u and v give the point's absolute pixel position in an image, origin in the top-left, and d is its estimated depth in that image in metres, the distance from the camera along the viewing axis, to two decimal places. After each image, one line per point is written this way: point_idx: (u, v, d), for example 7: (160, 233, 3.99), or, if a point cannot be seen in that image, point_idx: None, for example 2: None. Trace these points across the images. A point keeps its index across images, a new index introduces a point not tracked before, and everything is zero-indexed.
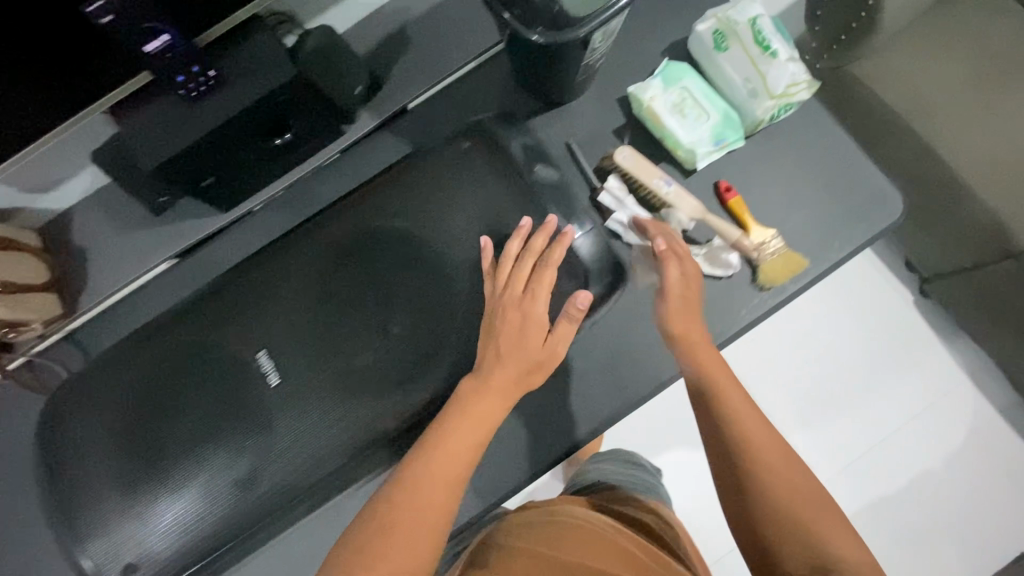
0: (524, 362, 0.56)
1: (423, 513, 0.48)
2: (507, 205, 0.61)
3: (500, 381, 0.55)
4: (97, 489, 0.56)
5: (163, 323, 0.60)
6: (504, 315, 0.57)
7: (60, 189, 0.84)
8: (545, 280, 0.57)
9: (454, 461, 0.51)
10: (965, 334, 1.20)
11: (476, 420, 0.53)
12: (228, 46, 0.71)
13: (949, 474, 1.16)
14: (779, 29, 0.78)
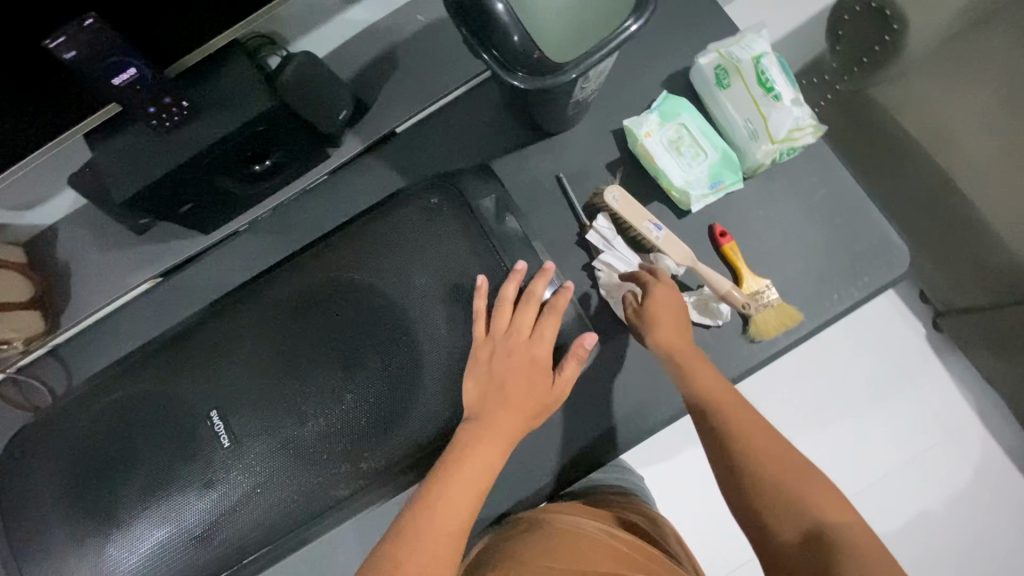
0: (532, 402, 0.53)
1: (434, 553, 0.45)
2: (479, 263, 0.58)
3: (505, 423, 0.52)
4: (45, 541, 0.53)
5: (119, 370, 0.58)
6: (512, 357, 0.53)
7: (46, 206, 0.84)
8: (550, 326, 0.55)
9: (463, 500, 0.48)
10: (975, 374, 1.15)
11: (483, 462, 0.50)
12: (206, 75, 0.69)
13: (952, 520, 1.11)
14: (783, 68, 0.73)
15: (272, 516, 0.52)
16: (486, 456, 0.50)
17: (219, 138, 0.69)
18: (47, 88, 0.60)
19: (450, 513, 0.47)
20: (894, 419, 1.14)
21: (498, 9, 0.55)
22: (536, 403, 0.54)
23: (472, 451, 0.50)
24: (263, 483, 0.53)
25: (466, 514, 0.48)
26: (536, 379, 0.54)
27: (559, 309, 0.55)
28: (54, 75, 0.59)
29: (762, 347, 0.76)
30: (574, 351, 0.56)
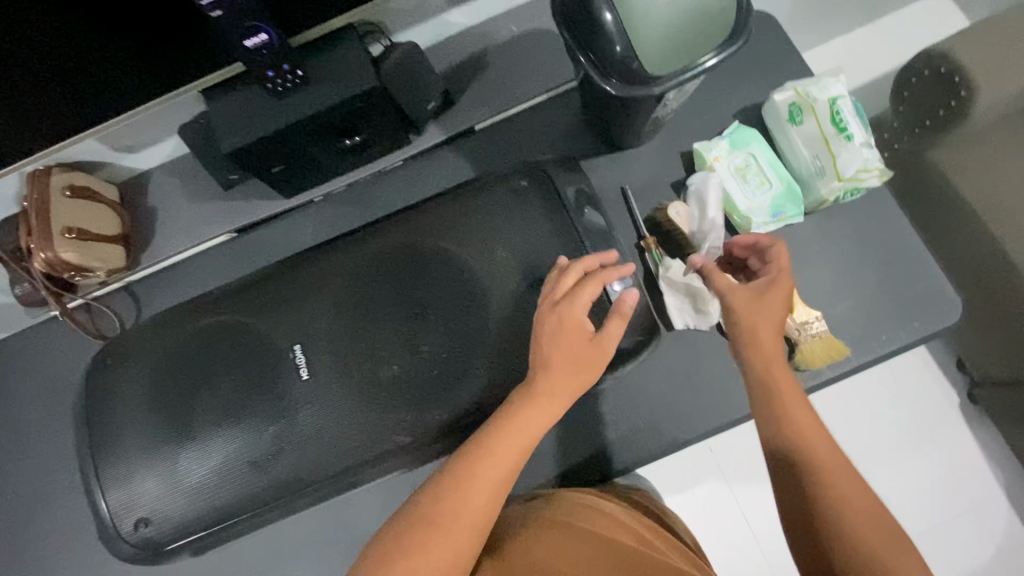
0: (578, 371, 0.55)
1: (466, 518, 0.49)
2: (555, 246, 0.61)
3: (553, 391, 0.54)
4: (123, 443, 0.57)
5: (207, 299, 0.62)
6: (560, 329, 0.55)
7: (146, 152, 0.91)
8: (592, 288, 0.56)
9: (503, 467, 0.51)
10: (1008, 449, 1.14)
11: (525, 432, 0.53)
12: (319, 50, 0.75)
13: None
14: (858, 112, 0.77)
15: (332, 449, 0.56)
16: (528, 427, 0.53)
17: (322, 108, 0.75)
18: (181, 40, 0.67)
19: (487, 480, 0.51)
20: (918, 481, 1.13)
21: (606, 18, 0.60)
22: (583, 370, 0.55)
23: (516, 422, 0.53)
24: (330, 417, 0.56)
25: (504, 481, 0.51)
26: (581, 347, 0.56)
27: (602, 270, 0.55)
28: (188, 29, 0.66)
29: (803, 377, 0.78)
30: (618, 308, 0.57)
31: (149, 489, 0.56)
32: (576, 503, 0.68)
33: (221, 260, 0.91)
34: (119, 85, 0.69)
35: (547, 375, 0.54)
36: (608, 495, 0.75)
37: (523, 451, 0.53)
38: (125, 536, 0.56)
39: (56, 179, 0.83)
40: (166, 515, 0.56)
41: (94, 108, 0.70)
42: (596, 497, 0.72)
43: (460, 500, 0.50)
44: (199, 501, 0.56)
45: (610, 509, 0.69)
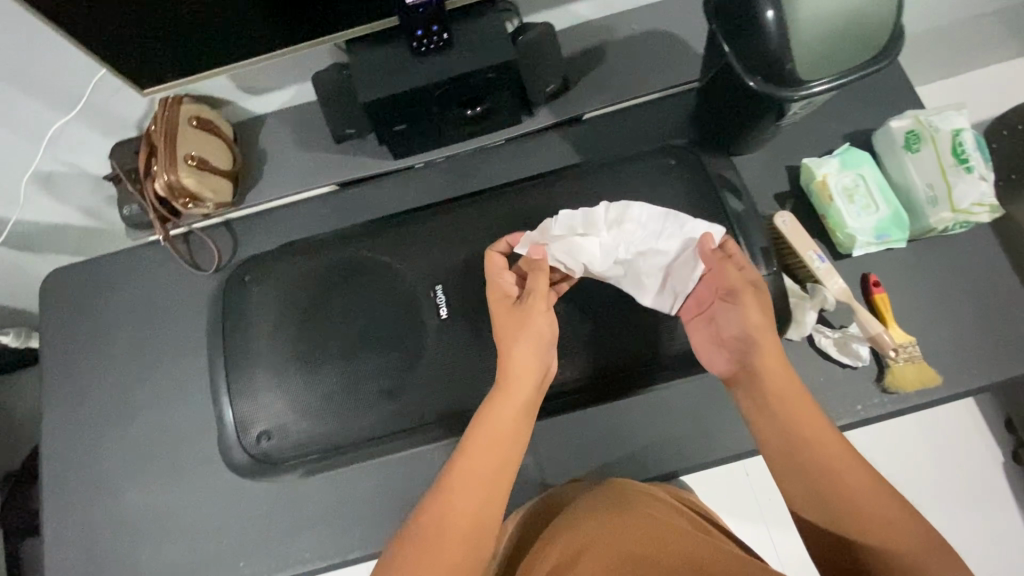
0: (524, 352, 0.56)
1: (457, 522, 0.50)
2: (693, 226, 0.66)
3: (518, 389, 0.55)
4: (258, 356, 0.60)
5: (346, 234, 0.65)
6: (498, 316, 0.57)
7: (266, 96, 0.94)
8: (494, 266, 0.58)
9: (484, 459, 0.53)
10: None
11: (495, 424, 0.54)
12: (466, 18, 0.78)
13: None
14: (979, 147, 0.78)
15: (454, 388, 0.58)
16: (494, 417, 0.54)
17: (460, 72, 0.77)
18: None
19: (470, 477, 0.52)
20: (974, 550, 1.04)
21: (768, 16, 0.62)
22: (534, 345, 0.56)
23: (486, 417, 0.54)
24: (454, 351, 0.59)
25: (490, 476, 0.52)
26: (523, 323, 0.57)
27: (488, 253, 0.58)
28: None
29: (887, 401, 0.78)
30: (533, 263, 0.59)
31: (275, 404, 0.58)
32: (624, 481, 0.74)
33: (321, 211, 0.92)
34: (278, 25, 0.73)
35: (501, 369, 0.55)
36: (666, 495, 0.74)
37: (507, 439, 0.53)
38: (248, 445, 0.58)
39: (186, 109, 0.86)
40: (289, 431, 0.58)
41: (252, 43, 0.74)
42: (655, 496, 0.71)
43: (446, 504, 0.51)
44: (320, 422, 0.58)
45: (675, 512, 0.69)
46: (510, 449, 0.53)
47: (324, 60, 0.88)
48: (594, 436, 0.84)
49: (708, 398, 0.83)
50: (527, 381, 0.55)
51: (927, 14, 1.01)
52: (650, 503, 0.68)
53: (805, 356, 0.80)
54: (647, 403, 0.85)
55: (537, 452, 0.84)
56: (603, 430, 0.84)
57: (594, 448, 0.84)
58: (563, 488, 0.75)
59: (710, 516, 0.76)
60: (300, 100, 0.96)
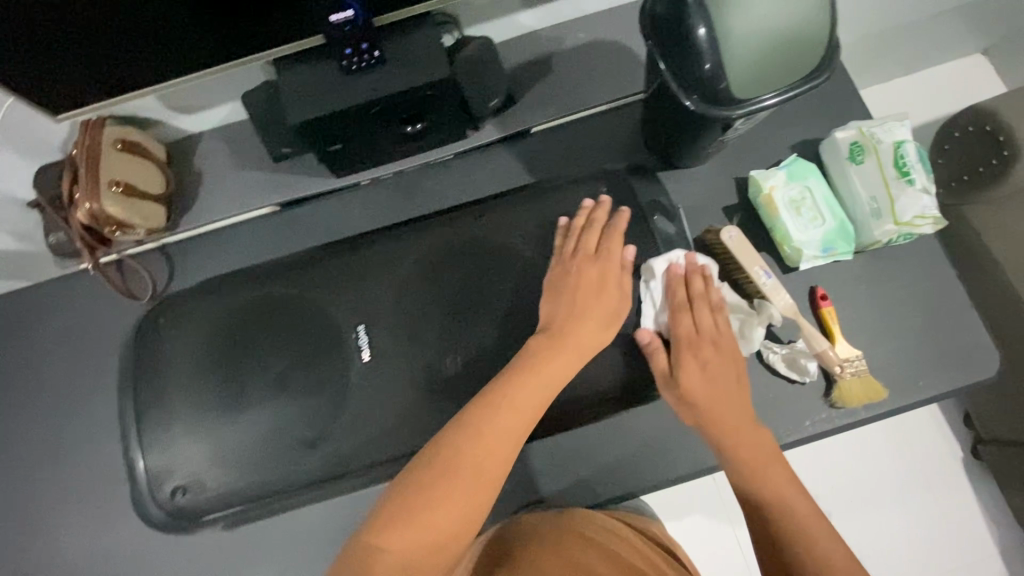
0: (597, 322, 0.57)
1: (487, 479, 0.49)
2: None
3: (557, 365, 0.54)
4: (171, 405, 0.57)
5: (268, 267, 0.62)
6: (593, 293, 0.58)
7: (199, 114, 0.89)
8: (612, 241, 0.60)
9: (511, 423, 0.51)
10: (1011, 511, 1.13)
11: (525, 397, 0.52)
12: (399, 33, 0.75)
13: None
14: (922, 160, 0.78)
15: (381, 436, 0.56)
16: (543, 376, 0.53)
17: (393, 91, 0.74)
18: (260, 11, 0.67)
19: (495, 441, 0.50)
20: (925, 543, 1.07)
21: (699, 33, 0.61)
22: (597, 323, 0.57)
23: (515, 394, 0.52)
24: (380, 395, 0.56)
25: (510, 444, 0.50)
26: (604, 306, 0.58)
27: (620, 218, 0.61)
28: None
29: (835, 416, 0.78)
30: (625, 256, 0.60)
31: (191, 456, 0.56)
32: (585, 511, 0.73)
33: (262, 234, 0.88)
34: (197, 49, 0.69)
35: (555, 335, 0.56)
36: (625, 524, 0.73)
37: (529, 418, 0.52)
38: (163, 500, 0.55)
39: (109, 131, 0.82)
40: (206, 484, 0.55)
41: (169, 68, 0.71)
42: (612, 526, 0.70)
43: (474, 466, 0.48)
44: (239, 474, 0.55)
45: (629, 542, 0.67)
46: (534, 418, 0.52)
47: (257, 78, 0.85)
48: (546, 458, 0.82)
49: (661, 417, 0.82)
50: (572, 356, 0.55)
51: (876, 18, 1.01)
52: (603, 533, 0.67)
53: (754, 372, 0.79)
54: (599, 424, 0.83)
55: None
56: (557, 455, 0.82)
57: (548, 473, 0.82)
58: (524, 516, 0.73)
59: (666, 540, 0.75)
60: (237, 117, 0.92)
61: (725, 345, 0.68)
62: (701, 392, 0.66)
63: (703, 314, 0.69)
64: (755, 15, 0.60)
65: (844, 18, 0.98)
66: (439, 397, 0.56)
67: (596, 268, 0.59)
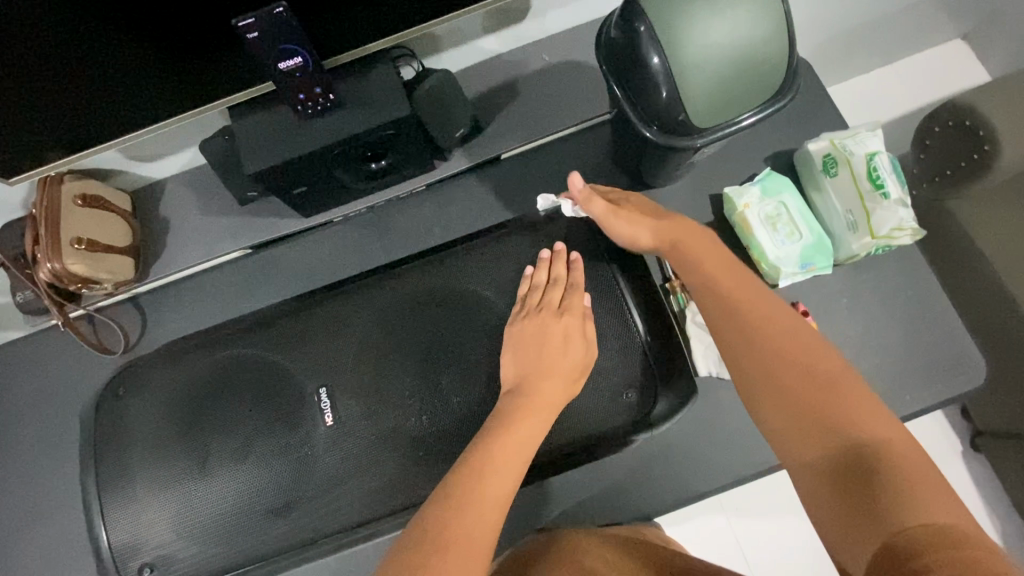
0: (565, 380, 0.55)
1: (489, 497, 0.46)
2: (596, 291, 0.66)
3: (533, 424, 0.52)
4: (135, 480, 0.55)
5: (230, 330, 0.60)
6: (556, 349, 0.56)
7: (161, 162, 0.88)
8: (572, 293, 0.60)
9: (498, 479, 0.47)
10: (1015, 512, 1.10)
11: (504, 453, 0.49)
12: (355, 72, 0.74)
13: None
14: (896, 169, 0.76)
15: (349, 503, 0.54)
16: (522, 430, 0.51)
17: (354, 132, 0.72)
18: (208, 62, 0.65)
19: (492, 497, 0.46)
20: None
21: (654, 63, 0.59)
22: (565, 379, 0.55)
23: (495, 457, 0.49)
24: (344, 457, 0.54)
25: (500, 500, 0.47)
26: (571, 361, 0.57)
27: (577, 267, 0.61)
28: (214, 46, 0.64)
29: None
30: (582, 303, 0.59)
31: (158, 531, 0.54)
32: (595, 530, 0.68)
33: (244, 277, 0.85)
34: (145, 103, 0.68)
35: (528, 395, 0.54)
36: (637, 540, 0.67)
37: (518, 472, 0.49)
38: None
39: (68, 187, 0.80)
40: (175, 559, 0.54)
41: (117, 124, 0.69)
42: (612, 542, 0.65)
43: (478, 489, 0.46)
44: (207, 547, 0.54)
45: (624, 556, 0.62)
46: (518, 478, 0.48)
47: (217, 122, 0.83)
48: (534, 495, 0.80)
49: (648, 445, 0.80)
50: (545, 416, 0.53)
51: (845, 20, 0.99)
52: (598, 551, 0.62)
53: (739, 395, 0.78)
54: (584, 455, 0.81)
55: None
56: None
57: None
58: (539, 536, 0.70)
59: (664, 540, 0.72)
60: (201, 161, 0.90)
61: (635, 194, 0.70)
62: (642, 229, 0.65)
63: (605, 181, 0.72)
64: (712, 43, 0.58)
65: (811, 23, 0.97)
66: (402, 457, 0.55)
67: (558, 324, 0.57)
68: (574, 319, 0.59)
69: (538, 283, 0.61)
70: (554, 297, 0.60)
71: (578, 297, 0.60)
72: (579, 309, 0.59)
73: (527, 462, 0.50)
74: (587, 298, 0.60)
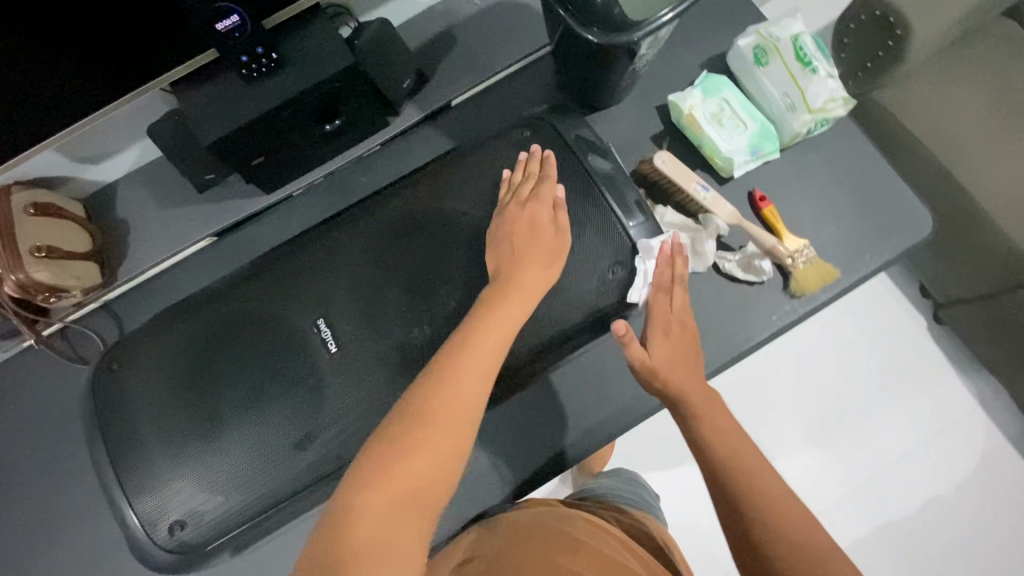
0: (542, 262, 0.58)
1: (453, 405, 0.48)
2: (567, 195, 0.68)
3: (515, 304, 0.55)
4: (148, 448, 0.55)
5: (214, 288, 0.60)
6: (528, 236, 0.59)
7: (108, 162, 0.85)
8: (542, 187, 0.62)
9: (478, 363, 0.51)
10: (981, 370, 1.17)
11: (492, 334, 0.53)
12: (292, 32, 0.74)
13: (956, 503, 1.12)
14: (820, 48, 0.81)
15: (365, 422, 0.56)
16: (503, 309, 0.54)
17: (302, 89, 0.73)
18: (141, 35, 0.64)
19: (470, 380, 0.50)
20: (903, 413, 1.15)
21: None
22: (542, 262, 0.58)
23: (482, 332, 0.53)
24: (354, 383, 0.56)
25: (474, 375, 0.50)
26: (544, 247, 0.60)
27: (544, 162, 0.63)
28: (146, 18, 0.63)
29: (798, 305, 0.81)
30: (549, 190, 0.62)
31: (183, 492, 0.54)
32: (579, 513, 0.67)
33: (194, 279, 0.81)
34: (82, 91, 0.66)
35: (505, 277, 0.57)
36: (607, 527, 0.65)
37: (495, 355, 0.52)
38: (161, 542, 0.54)
39: (18, 198, 0.77)
40: (205, 514, 0.54)
41: (56, 119, 0.67)
42: (582, 520, 0.65)
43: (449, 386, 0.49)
44: (236, 494, 0.54)
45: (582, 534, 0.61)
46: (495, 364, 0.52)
47: (161, 110, 0.82)
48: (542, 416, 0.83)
49: None
50: (527, 295, 0.56)
51: None
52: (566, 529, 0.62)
53: (715, 283, 0.82)
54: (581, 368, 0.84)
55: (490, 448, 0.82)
56: None
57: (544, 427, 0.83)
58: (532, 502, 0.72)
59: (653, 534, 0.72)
60: (149, 156, 0.88)
61: (690, 326, 0.68)
62: (671, 368, 0.65)
63: (674, 293, 0.67)
64: None
65: None
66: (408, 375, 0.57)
67: (527, 212, 0.60)
68: (545, 207, 0.61)
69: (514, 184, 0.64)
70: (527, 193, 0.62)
71: (548, 187, 0.62)
72: (547, 197, 0.62)
73: (506, 343, 0.54)
74: (558, 186, 0.62)
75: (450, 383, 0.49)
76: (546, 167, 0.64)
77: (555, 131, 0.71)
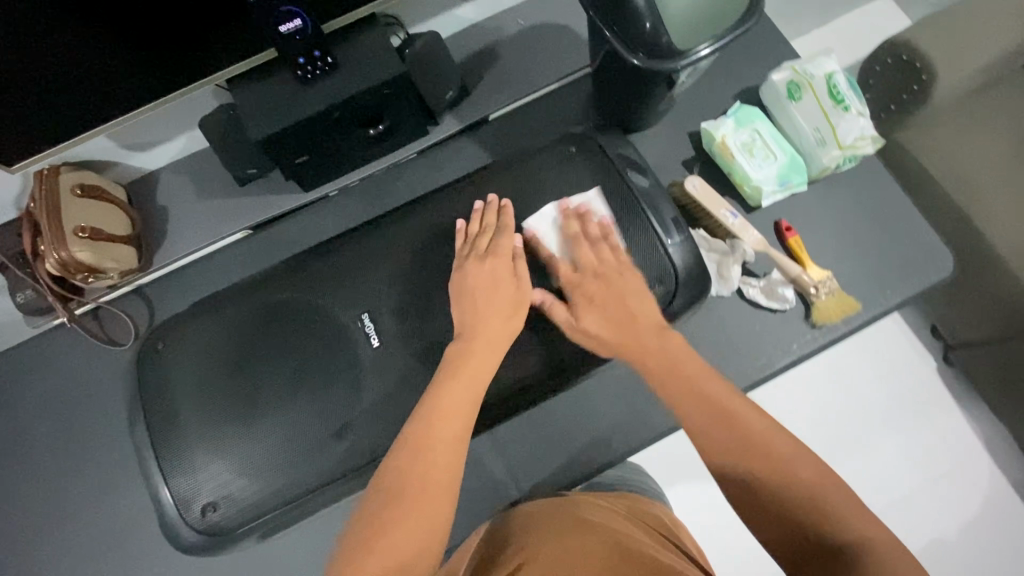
0: (505, 316, 0.62)
1: (442, 448, 0.52)
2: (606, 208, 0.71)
3: (484, 351, 0.60)
4: (189, 434, 0.63)
5: (250, 284, 0.68)
6: (489, 293, 0.63)
7: (153, 151, 0.88)
8: (502, 238, 0.66)
9: (454, 423, 0.54)
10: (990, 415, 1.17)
11: (467, 376, 0.58)
12: (347, 39, 0.77)
13: (960, 546, 1.11)
14: (851, 87, 0.84)
15: (400, 413, 0.62)
16: (476, 358, 0.59)
17: (351, 93, 0.75)
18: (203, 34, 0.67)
19: (451, 414, 0.55)
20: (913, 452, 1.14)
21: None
22: (506, 313, 0.63)
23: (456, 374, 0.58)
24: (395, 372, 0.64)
25: (462, 405, 0.56)
26: (506, 298, 0.63)
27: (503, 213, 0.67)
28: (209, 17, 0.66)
29: (818, 335, 0.83)
30: (507, 241, 0.65)
31: (216, 477, 0.62)
32: (586, 498, 0.63)
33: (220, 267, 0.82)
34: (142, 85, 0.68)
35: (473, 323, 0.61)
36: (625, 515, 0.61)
37: (478, 387, 0.58)
38: (195, 522, 0.62)
39: (65, 178, 0.79)
40: (235, 498, 0.62)
41: (116, 111, 0.69)
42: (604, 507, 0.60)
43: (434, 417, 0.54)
44: (265, 481, 0.62)
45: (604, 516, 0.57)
46: (473, 404, 0.56)
47: (211, 105, 0.84)
48: (560, 427, 0.84)
49: None
50: (495, 341, 0.61)
51: None
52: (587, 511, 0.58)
53: (737, 308, 0.84)
54: (601, 383, 0.86)
55: (508, 454, 0.84)
56: (569, 421, 0.85)
57: (561, 438, 0.84)
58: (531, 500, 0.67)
59: (668, 523, 0.67)
60: (193, 147, 0.90)
61: (612, 273, 0.66)
62: (597, 327, 0.64)
63: (587, 250, 0.67)
64: None
65: None
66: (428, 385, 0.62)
67: (488, 265, 0.64)
68: (501, 261, 0.64)
69: (470, 233, 0.67)
70: (486, 240, 0.66)
71: (506, 238, 0.65)
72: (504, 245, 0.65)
73: (478, 398, 0.58)
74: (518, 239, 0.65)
75: (437, 422, 0.54)
76: (507, 216, 0.67)
77: (598, 147, 0.75)
